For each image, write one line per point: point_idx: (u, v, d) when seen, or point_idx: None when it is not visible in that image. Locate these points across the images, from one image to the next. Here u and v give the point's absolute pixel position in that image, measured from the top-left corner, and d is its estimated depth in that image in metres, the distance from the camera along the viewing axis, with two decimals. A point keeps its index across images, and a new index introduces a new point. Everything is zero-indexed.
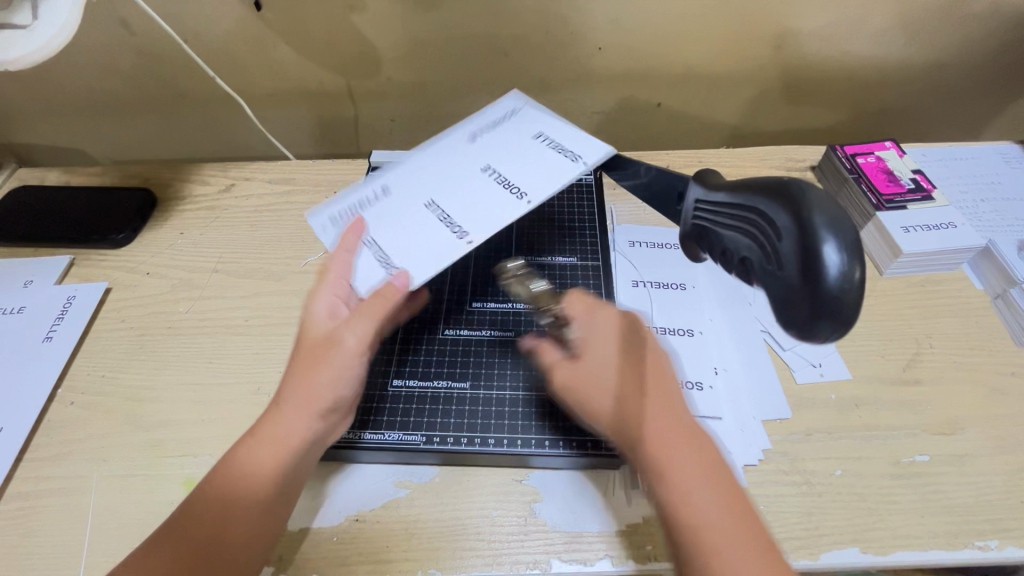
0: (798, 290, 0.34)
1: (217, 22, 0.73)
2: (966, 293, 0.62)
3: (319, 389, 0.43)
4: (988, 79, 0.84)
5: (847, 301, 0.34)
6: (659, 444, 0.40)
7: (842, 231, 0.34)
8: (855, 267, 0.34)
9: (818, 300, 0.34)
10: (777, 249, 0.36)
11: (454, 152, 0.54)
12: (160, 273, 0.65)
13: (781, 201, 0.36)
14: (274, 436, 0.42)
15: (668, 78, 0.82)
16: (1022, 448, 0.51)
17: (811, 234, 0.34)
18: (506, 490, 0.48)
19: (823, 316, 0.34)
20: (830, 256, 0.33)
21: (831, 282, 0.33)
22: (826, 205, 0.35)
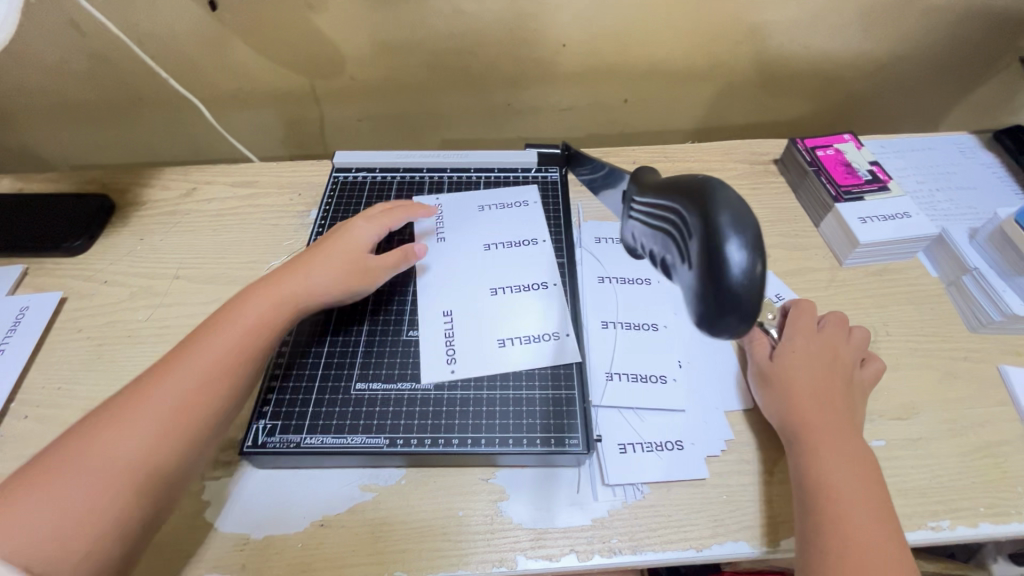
0: (701, 299, 0.25)
1: (172, 22, 0.71)
2: (921, 281, 0.64)
3: (293, 285, 0.49)
4: (943, 72, 0.86)
5: (749, 306, 0.24)
6: (813, 430, 0.45)
7: (748, 228, 0.24)
8: (756, 262, 0.24)
9: (718, 308, 0.24)
10: (687, 249, 0.26)
11: (481, 258, 0.60)
12: (119, 281, 0.64)
13: (691, 194, 0.26)
14: (230, 319, 0.46)
15: (634, 74, 0.82)
16: (973, 431, 0.52)
17: (711, 233, 0.24)
18: (473, 490, 0.48)
19: (729, 316, 0.24)
20: (728, 255, 0.24)
21: (733, 287, 0.24)
22: (734, 199, 0.25)
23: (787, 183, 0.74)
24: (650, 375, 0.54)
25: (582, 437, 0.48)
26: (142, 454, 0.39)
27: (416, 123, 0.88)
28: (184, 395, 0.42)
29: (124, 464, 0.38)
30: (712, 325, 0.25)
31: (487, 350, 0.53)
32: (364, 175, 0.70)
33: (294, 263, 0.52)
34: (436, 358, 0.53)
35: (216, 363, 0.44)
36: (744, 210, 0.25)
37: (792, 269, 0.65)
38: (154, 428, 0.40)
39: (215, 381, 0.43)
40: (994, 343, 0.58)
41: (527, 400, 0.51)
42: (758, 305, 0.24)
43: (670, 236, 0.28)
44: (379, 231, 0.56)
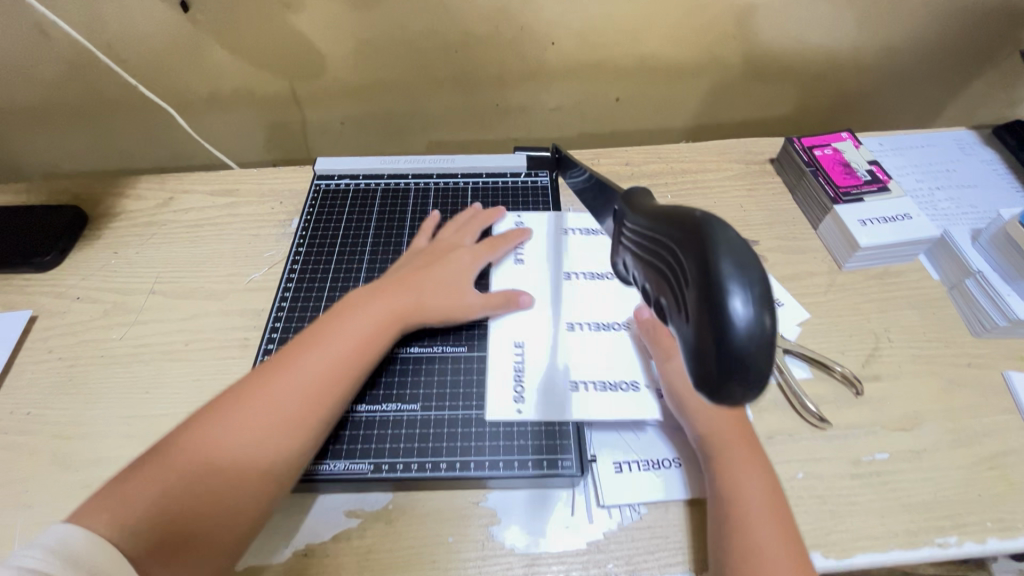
0: (700, 361, 0.21)
1: (143, 24, 0.68)
2: (923, 284, 0.62)
3: (401, 295, 0.51)
4: (940, 66, 0.84)
5: (758, 369, 0.20)
6: (726, 442, 0.44)
7: (754, 273, 0.21)
8: (765, 317, 0.20)
9: (722, 374, 0.21)
10: (682, 299, 0.22)
11: (546, 292, 0.55)
12: (92, 297, 0.61)
13: (686, 234, 0.22)
14: (337, 327, 0.47)
15: (625, 72, 0.80)
16: (978, 441, 0.51)
17: (712, 285, 0.21)
18: (463, 515, 0.46)
19: (733, 382, 0.21)
20: (730, 309, 0.20)
21: (736, 349, 0.20)
22: (737, 240, 0.21)
23: (784, 184, 0.72)
24: (620, 381, 0.49)
25: (575, 459, 0.47)
26: (271, 443, 0.41)
27: (401, 125, 0.85)
28: (306, 393, 0.43)
29: (255, 452, 0.40)
30: (713, 388, 0.21)
31: (564, 401, 0.48)
32: (347, 183, 0.68)
33: (399, 278, 0.52)
34: (503, 394, 0.49)
35: (339, 364, 0.45)
36: (751, 255, 0.21)
37: (791, 273, 0.63)
38: (278, 422, 0.42)
39: (333, 381, 0.45)
40: (998, 348, 0.57)
41: (518, 420, 0.49)
42: (772, 365, 0.21)
43: (661, 278, 0.25)
44: (482, 259, 0.56)
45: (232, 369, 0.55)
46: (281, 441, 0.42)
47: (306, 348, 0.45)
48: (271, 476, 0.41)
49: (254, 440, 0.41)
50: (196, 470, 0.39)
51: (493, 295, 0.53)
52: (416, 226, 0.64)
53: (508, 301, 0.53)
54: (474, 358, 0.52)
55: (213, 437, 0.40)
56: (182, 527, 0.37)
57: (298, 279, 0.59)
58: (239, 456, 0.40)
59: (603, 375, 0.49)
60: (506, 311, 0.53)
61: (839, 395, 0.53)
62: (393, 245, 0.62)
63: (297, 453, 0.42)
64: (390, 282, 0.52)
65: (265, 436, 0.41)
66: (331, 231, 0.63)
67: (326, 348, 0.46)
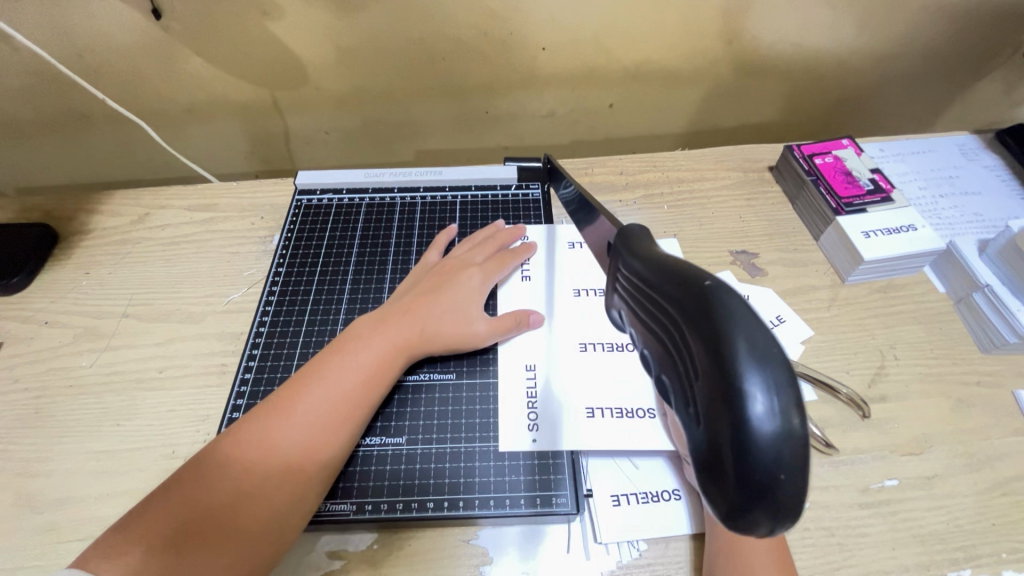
0: (715, 471, 0.19)
1: (113, 33, 0.65)
2: (928, 297, 0.60)
3: (409, 325, 0.48)
4: (940, 69, 0.82)
5: (786, 480, 0.18)
6: None
7: (775, 364, 0.18)
8: (791, 421, 0.18)
9: (743, 492, 0.18)
10: (689, 386, 0.20)
11: (556, 314, 0.54)
12: (61, 322, 0.58)
13: (693, 310, 0.20)
14: (346, 361, 0.44)
15: (618, 78, 0.77)
16: (990, 465, 0.49)
17: (730, 387, 0.18)
18: (453, 555, 0.43)
19: (756, 506, 0.19)
20: (750, 415, 0.18)
21: (761, 465, 0.18)
22: (755, 325, 0.19)
23: (783, 193, 0.70)
24: (636, 409, 0.48)
25: (570, 495, 0.44)
26: (293, 457, 0.39)
27: (388, 134, 0.82)
28: (328, 406, 0.42)
29: (278, 466, 0.39)
30: (733, 514, 0.19)
31: (579, 431, 0.46)
32: (330, 197, 0.65)
33: (406, 304, 0.50)
34: (516, 423, 0.47)
35: (360, 378, 0.44)
36: (771, 347, 0.19)
37: (793, 288, 0.61)
38: (299, 435, 0.40)
39: (354, 395, 0.43)
40: (1008, 365, 0.55)
41: (509, 454, 0.46)
42: (802, 468, 0.19)
43: (663, 351, 0.22)
44: (494, 276, 0.54)
45: (209, 398, 0.52)
46: (303, 455, 0.40)
47: (324, 365, 0.44)
48: (295, 492, 0.39)
49: (274, 454, 0.39)
50: (216, 488, 0.37)
51: (504, 319, 0.51)
52: (403, 243, 0.61)
53: (519, 323, 0.51)
54: (463, 386, 0.50)
55: (233, 454, 0.39)
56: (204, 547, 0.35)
57: (278, 301, 0.56)
58: (261, 471, 0.38)
59: (619, 402, 0.48)
60: (519, 330, 0.52)
61: (844, 417, 0.51)
62: (379, 263, 0.59)
63: (319, 469, 0.40)
64: (397, 308, 0.49)
65: (286, 450, 0.39)
66: (313, 250, 0.60)
67: (346, 361, 0.44)
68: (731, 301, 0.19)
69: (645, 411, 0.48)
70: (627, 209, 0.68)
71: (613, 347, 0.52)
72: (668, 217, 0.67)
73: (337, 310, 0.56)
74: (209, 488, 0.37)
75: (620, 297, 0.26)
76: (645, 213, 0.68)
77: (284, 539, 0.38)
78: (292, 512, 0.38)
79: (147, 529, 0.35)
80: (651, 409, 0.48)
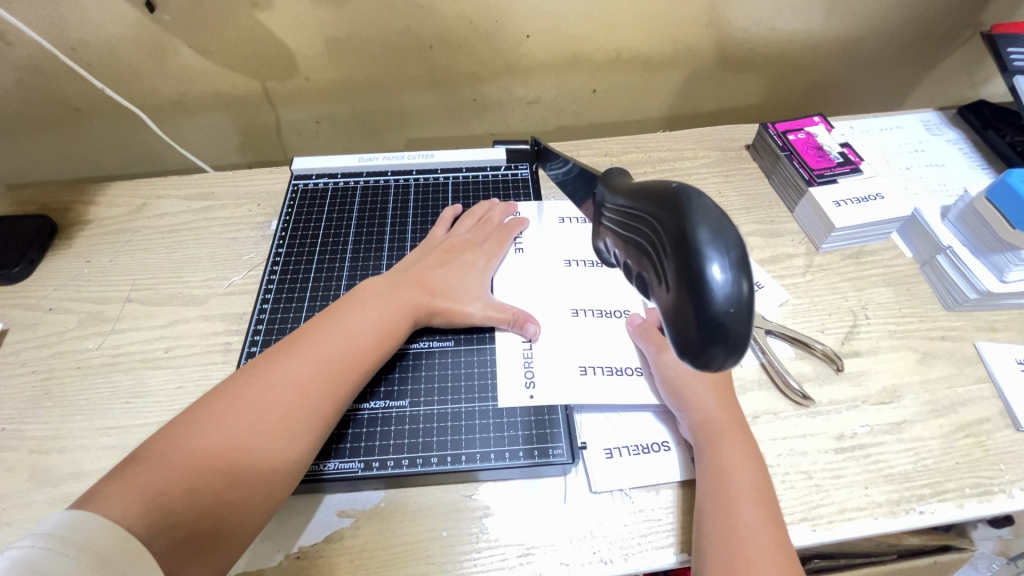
0: (681, 324, 0.24)
1: (106, 26, 0.66)
2: (897, 261, 0.64)
3: (413, 294, 0.50)
4: (905, 50, 0.86)
5: (737, 326, 0.23)
6: (718, 433, 0.45)
7: (729, 237, 0.24)
8: (742, 282, 0.23)
9: (703, 334, 0.23)
10: (664, 266, 0.26)
11: (549, 283, 0.57)
12: (65, 308, 0.59)
13: (665, 207, 0.26)
14: (346, 325, 0.46)
15: (600, 64, 0.80)
16: (954, 410, 0.52)
17: (692, 252, 0.23)
18: (457, 508, 0.46)
19: (714, 348, 0.23)
20: (708, 272, 0.23)
21: (715, 310, 0.23)
22: (712, 209, 0.24)
23: (760, 169, 0.74)
24: (625, 367, 0.51)
25: (566, 447, 0.47)
26: (293, 408, 0.41)
27: (378, 123, 0.84)
28: (337, 351, 0.44)
29: (287, 405, 0.41)
30: (696, 354, 0.24)
31: (573, 390, 0.49)
32: (325, 182, 0.67)
33: (416, 274, 0.53)
34: (516, 382, 0.50)
35: (368, 329, 0.47)
36: (726, 223, 0.24)
37: (770, 256, 0.64)
38: (304, 377, 0.42)
39: (362, 343, 0.46)
40: (969, 320, 0.59)
41: (507, 411, 0.49)
42: (750, 322, 0.23)
43: (643, 253, 0.28)
44: (497, 258, 0.57)
45: (215, 375, 0.54)
46: (296, 410, 0.41)
47: (333, 318, 0.47)
48: (305, 427, 0.41)
49: (283, 395, 0.41)
50: (229, 423, 0.39)
51: (500, 312, 0.52)
52: (398, 224, 0.63)
53: (515, 322, 0.52)
54: (461, 352, 0.53)
55: (241, 396, 0.40)
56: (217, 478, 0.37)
57: (279, 280, 0.58)
58: (270, 410, 0.40)
59: (612, 361, 0.51)
60: (510, 328, 0.52)
61: (820, 371, 0.55)
62: (375, 242, 0.62)
63: (326, 409, 0.42)
64: (407, 276, 0.52)
65: (294, 390, 0.41)
66: (311, 231, 0.62)
67: (353, 318, 0.47)
68: (693, 197, 0.25)
69: (635, 369, 0.51)
70: None
71: (604, 311, 0.55)
72: None
73: (337, 287, 0.58)
74: (218, 425, 0.38)
75: (607, 228, 0.32)
76: None
77: (293, 472, 0.40)
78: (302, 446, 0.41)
79: (150, 474, 0.35)
80: (641, 367, 0.51)
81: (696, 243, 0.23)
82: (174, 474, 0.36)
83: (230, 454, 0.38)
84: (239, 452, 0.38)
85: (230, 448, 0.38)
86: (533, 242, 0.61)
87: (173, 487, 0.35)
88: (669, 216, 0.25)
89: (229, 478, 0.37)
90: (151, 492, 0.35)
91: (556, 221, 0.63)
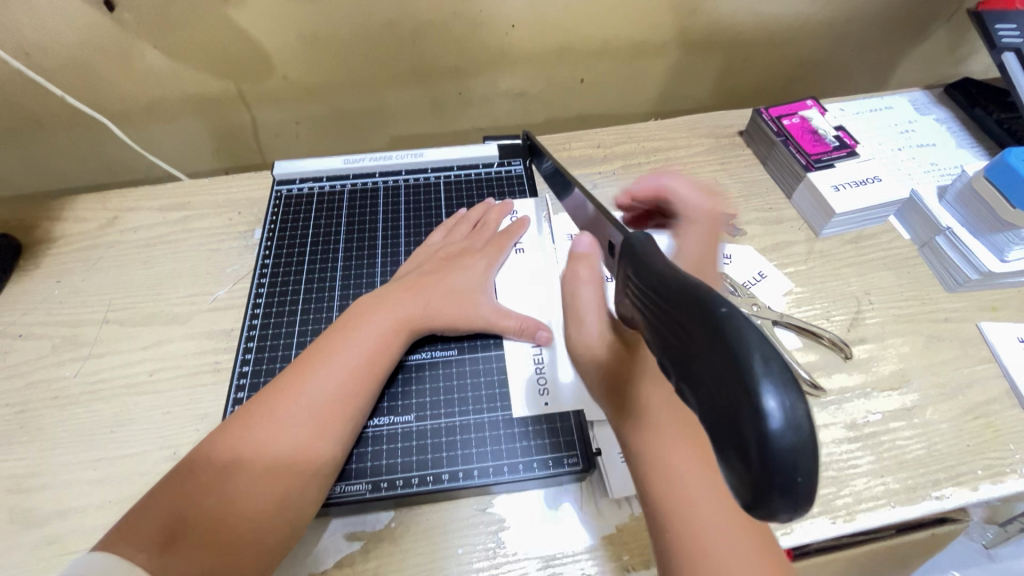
0: (729, 455, 0.21)
1: (60, 29, 0.61)
2: (896, 244, 0.64)
3: (406, 308, 0.49)
4: (891, 29, 0.86)
5: (805, 468, 0.20)
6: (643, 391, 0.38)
7: (782, 373, 0.20)
8: (798, 403, 0.20)
9: (763, 476, 0.20)
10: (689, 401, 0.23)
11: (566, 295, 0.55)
12: (36, 333, 0.56)
13: (694, 316, 0.23)
14: (347, 351, 0.45)
15: (586, 52, 0.78)
16: (962, 391, 0.52)
17: (744, 373, 0.20)
18: (470, 524, 0.44)
19: (775, 502, 0.20)
20: (763, 406, 0.20)
21: (779, 451, 0.19)
22: (766, 346, 0.21)
23: (754, 156, 0.73)
24: None
25: (582, 455, 0.46)
26: (286, 441, 0.40)
27: (360, 121, 0.81)
28: (341, 381, 0.43)
29: (275, 448, 0.40)
30: (756, 504, 0.20)
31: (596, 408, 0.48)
32: (309, 186, 0.64)
33: (409, 282, 0.51)
34: (527, 390, 0.49)
35: (366, 354, 0.45)
36: (776, 355, 0.21)
37: (771, 245, 0.63)
38: (305, 415, 0.41)
39: (362, 369, 0.45)
40: (969, 301, 0.59)
41: (519, 421, 0.47)
42: (817, 450, 0.20)
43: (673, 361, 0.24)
44: (498, 262, 0.55)
45: (205, 398, 0.51)
46: (290, 445, 0.40)
47: (328, 348, 0.45)
48: (307, 470, 0.40)
49: (285, 435, 0.40)
50: (226, 451, 0.39)
51: (506, 319, 0.50)
52: (391, 229, 0.61)
53: (523, 329, 0.50)
54: (465, 361, 0.51)
55: (244, 423, 0.41)
56: (229, 522, 0.37)
57: (267, 294, 0.56)
58: (273, 446, 0.40)
59: None
60: (519, 336, 0.51)
61: (829, 360, 0.54)
62: (367, 249, 0.59)
63: (325, 452, 0.41)
64: (400, 286, 0.51)
65: (299, 425, 0.41)
66: (299, 240, 0.60)
67: (352, 339, 0.46)
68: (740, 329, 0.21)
69: None
70: (607, 180, 0.70)
71: None
72: None
73: (330, 299, 0.55)
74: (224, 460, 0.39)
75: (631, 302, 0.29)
76: (625, 182, 0.69)
77: (284, 508, 0.39)
78: (306, 489, 0.40)
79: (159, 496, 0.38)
80: None
81: (751, 369, 0.20)
82: (174, 498, 0.37)
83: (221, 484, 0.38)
84: (244, 499, 0.38)
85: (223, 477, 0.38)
86: (539, 248, 0.58)
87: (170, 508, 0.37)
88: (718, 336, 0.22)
89: (219, 507, 0.37)
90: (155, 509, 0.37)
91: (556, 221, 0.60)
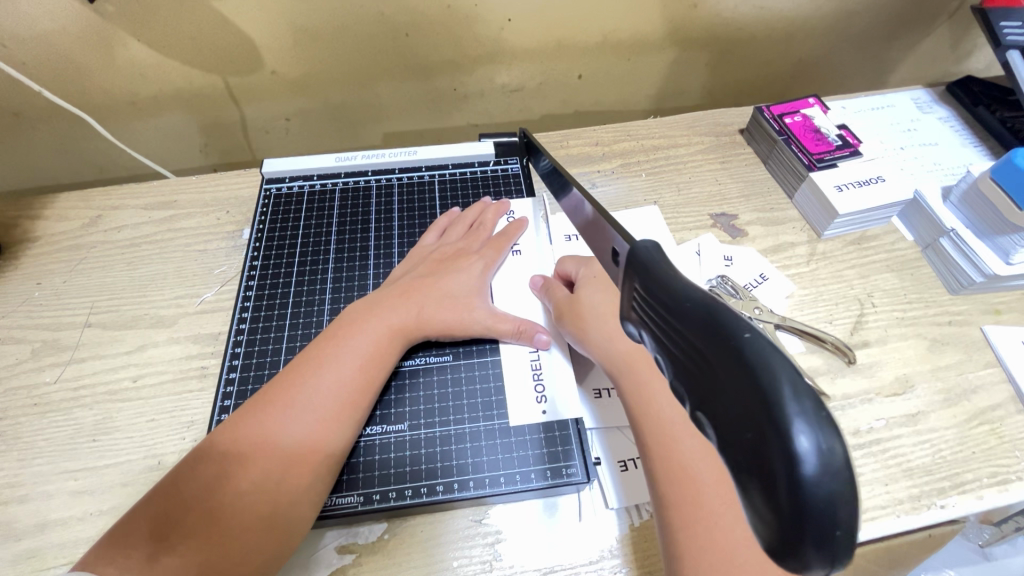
0: (755, 497, 0.20)
1: (40, 20, 0.59)
2: (899, 246, 0.63)
3: (400, 315, 0.47)
4: (893, 26, 0.84)
5: (842, 517, 0.19)
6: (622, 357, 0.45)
7: (818, 412, 0.19)
8: (833, 442, 0.19)
9: (794, 522, 0.19)
10: (709, 433, 0.22)
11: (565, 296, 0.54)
12: (15, 337, 0.54)
13: (713, 345, 0.22)
14: (339, 361, 0.43)
15: (585, 47, 0.76)
16: (967, 397, 0.51)
17: (775, 415, 0.19)
18: (465, 536, 0.42)
19: (809, 551, 0.19)
20: (797, 451, 0.18)
21: (815, 500, 0.18)
22: (798, 380, 0.20)
23: (755, 154, 0.71)
24: None
25: (580, 465, 0.44)
26: (275, 457, 0.38)
27: (352, 117, 0.79)
28: (335, 392, 0.42)
29: (262, 465, 0.38)
30: (784, 551, 0.19)
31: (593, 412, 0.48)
32: (299, 185, 0.62)
33: (404, 287, 0.49)
34: (524, 398, 0.47)
35: (358, 365, 0.44)
36: (808, 390, 0.20)
37: (772, 246, 0.62)
38: (296, 429, 0.40)
39: (358, 379, 0.43)
40: (973, 303, 0.58)
41: (516, 430, 0.46)
42: (853, 495, 0.19)
43: (690, 386, 0.23)
44: (495, 264, 0.54)
45: (192, 404, 0.49)
46: (279, 460, 0.38)
47: (320, 357, 0.44)
48: (297, 487, 0.38)
49: (276, 450, 0.39)
50: (210, 466, 0.38)
51: (504, 324, 0.49)
52: (384, 230, 0.59)
53: (521, 333, 0.49)
54: (460, 367, 0.49)
55: (230, 437, 0.39)
56: (213, 542, 0.35)
57: (256, 297, 0.54)
58: (261, 461, 0.38)
59: None
60: (518, 340, 0.49)
61: (832, 364, 0.53)
62: (360, 250, 0.57)
63: (316, 468, 0.40)
64: (394, 292, 0.49)
65: (288, 440, 0.39)
66: (289, 241, 0.58)
67: (345, 349, 0.44)
68: (769, 361, 0.20)
69: None
70: (606, 179, 0.68)
71: None
72: (645, 184, 0.67)
73: (321, 302, 0.54)
74: (209, 475, 0.37)
75: (640, 316, 0.27)
76: (624, 181, 0.68)
77: (272, 528, 0.37)
78: (295, 508, 0.38)
79: (139, 512, 0.36)
80: None
81: (782, 413, 0.19)
82: (153, 515, 0.36)
83: (205, 501, 0.36)
84: (230, 517, 0.36)
85: (205, 494, 0.36)
86: (537, 248, 0.57)
87: (150, 526, 0.35)
88: (744, 366, 0.20)
89: (200, 525, 0.35)
90: (135, 526, 0.35)
91: (554, 222, 0.60)
